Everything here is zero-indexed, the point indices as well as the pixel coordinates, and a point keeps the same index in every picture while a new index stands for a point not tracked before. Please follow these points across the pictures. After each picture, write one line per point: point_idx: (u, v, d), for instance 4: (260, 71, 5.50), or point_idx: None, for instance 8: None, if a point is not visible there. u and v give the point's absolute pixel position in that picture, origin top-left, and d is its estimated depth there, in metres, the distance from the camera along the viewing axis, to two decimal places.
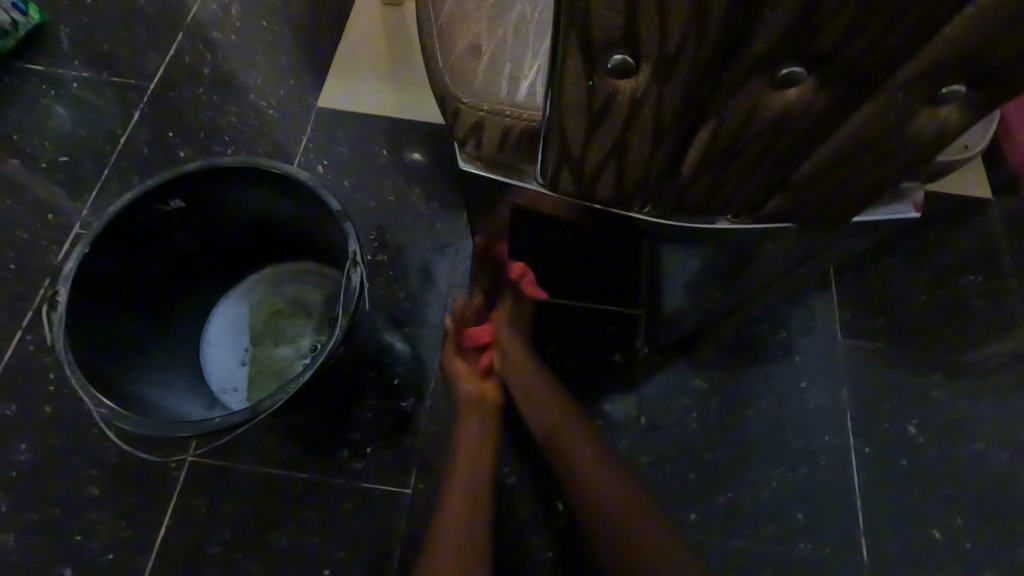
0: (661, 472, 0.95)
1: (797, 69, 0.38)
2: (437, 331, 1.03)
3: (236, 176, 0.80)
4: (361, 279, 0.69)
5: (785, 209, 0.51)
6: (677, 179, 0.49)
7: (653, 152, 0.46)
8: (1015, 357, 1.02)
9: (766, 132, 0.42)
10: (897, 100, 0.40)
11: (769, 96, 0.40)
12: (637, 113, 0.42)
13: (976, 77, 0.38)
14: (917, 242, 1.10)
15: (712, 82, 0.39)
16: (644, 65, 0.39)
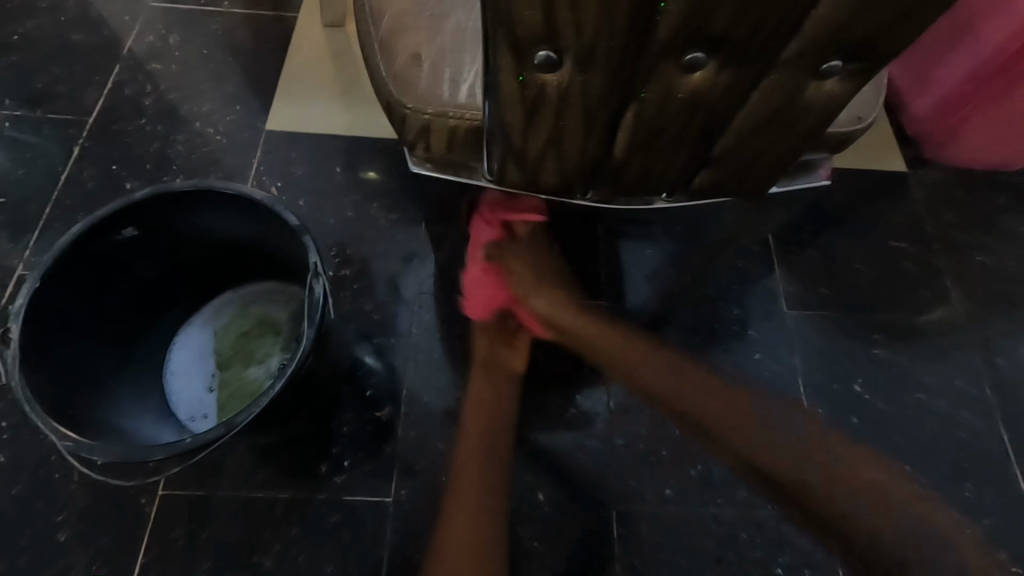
0: (635, 452, 0.99)
1: (699, 54, 0.42)
2: (406, 340, 1.04)
3: (191, 200, 0.81)
4: (325, 289, 0.70)
5: (711, 183, 0.56)
6: (612, 163, 0.53)
7: (585, 139, 0.50)
8: (941, 312, 1.11)
9: (680, 113, 0.47)
10: (790, 77, 0.45)
11: (678, 80, 0.44)
12: (566, 104, 0.46)
13: (851, 53, 0.43)
14: (846, 215, 1.19)
15: (628, 72, 0.44)
16: (566, 59, 0.43)
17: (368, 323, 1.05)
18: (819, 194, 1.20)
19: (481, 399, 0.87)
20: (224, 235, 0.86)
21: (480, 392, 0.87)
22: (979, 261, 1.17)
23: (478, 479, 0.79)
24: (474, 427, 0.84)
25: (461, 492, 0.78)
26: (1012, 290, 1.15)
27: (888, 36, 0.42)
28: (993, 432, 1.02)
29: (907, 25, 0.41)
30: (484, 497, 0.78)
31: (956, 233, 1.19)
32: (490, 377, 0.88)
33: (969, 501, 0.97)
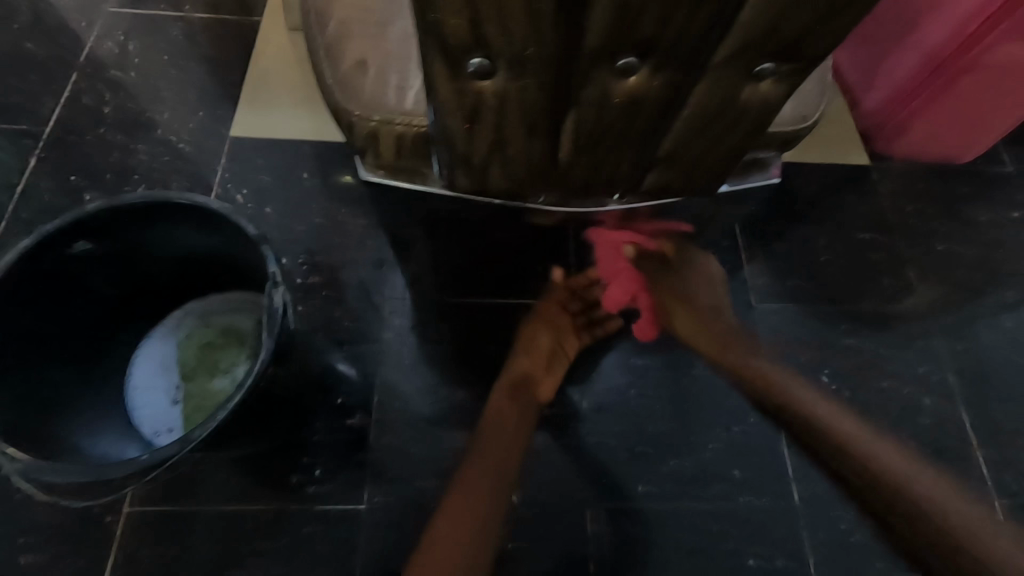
0: (609, 449, 0.99)
1: (632, 60, 0.42)
2: (378, 346, 1.03)
3: (149, 213, 0.79)
4: (284, 299, 0.69)
5: (660, 183, 0.56)
6: (559, 166, 0.53)
7: (529, 142, 0.50)
8: (904, 301, 1.14)
9: (621, 116, 0.47)
10: (724, 81, 0.45)
11: (614, 83, 0.44)
12: (506, 109, 0.47)
13: (782, 55, 0.44)
14: (812, 209, 1.21)
15: (565, 77, 0.44)
16: (499, 66, 0.43)
17: (339, 330, 1.04)
18: (786, 189, 1.22)
19: (500, 409, 0.83)
20: (185, 245, 0.85)
21: (497, 407, 0.84)
22: (940, 250, 1.20)
23: (485, 482, 0.73)
24: (482, 433, 0.79)
25: (461, 492, 0.72)
26: (972, 277, 1.18)
27: (817, 38, 0.42)
28: (954, 416, 1.05)
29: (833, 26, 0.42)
30: (486, 498, 0.72)
31: (917, 222, 1.21)
32: (516, 394, 0.86)
33: None
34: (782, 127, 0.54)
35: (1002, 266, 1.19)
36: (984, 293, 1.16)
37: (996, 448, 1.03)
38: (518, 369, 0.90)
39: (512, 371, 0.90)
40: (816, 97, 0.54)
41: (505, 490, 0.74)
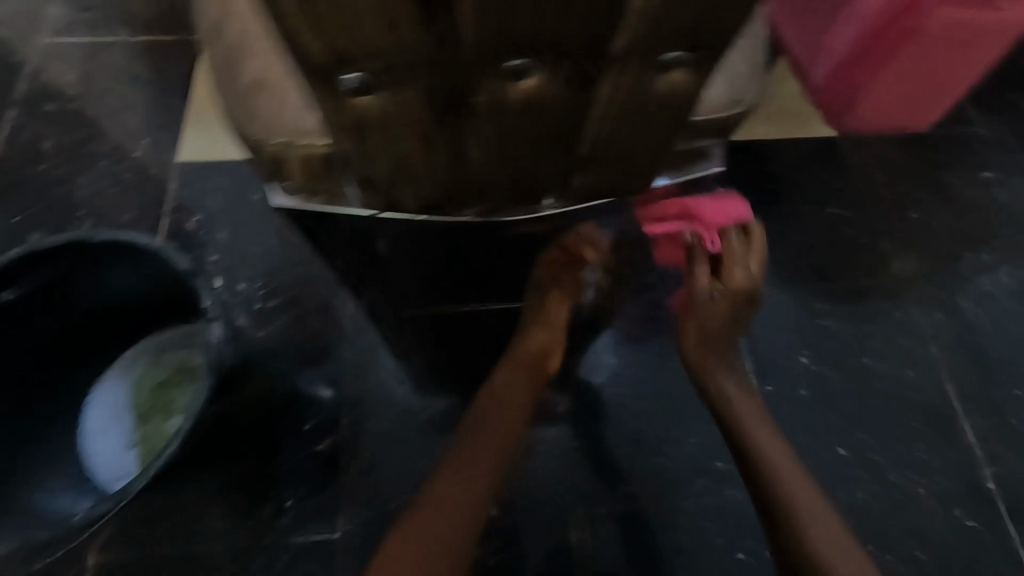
0: (588, 452, 0.97)
1: (519, 63, 0.40)
2: (344, 366, 1.00)
3: (79, 252, 0.76)
4: (222, 335, 0.67)
5: (584, 181, 0.54)
6: (475, 170, 0.52)
7: (437, 151, 0.48)
8: (879, 274, 1.12)
9: (522, 118, 0.45)
10: (623, 77, 0.43)
11: (514, 87, 0.43)
12: (400, 121, 0.45)
13: (692, 40, 0.40)
14: (780, 187, 1.18)
15: (452, 85, 0.42)
16: (380, 79, 0.41)
17: (302, 353, 1.00)
18: (752, 169, 1.19)
19: (509, 388, 0.81)
20: (128, 291, 0.83)
21: (505, 384, 0.82)
22: (913, 218, 1.17)
23: (479, 456, 0.73)
24: (492, 415, 0.78)
25: (452, 466, 0.71)
26: (947, 243, 1.15)
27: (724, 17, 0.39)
28: (937, 388, 1.03)
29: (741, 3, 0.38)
30: (479, 470, 0.71)
31: (887, 191, 1.19)
32: (531, 378, 0.84)
33: (919, 459, 0.98)
34: (709, 115, 0.51)
35: (977, 229, 1.17)
36: (961, 258, 1.14)
37: (981, 416, 1.01)
38: (529, 350, 0.87)
39: (526, 348, 0.88)
40: (747, 81, 0.52)
41: (502, 465, 0.74)
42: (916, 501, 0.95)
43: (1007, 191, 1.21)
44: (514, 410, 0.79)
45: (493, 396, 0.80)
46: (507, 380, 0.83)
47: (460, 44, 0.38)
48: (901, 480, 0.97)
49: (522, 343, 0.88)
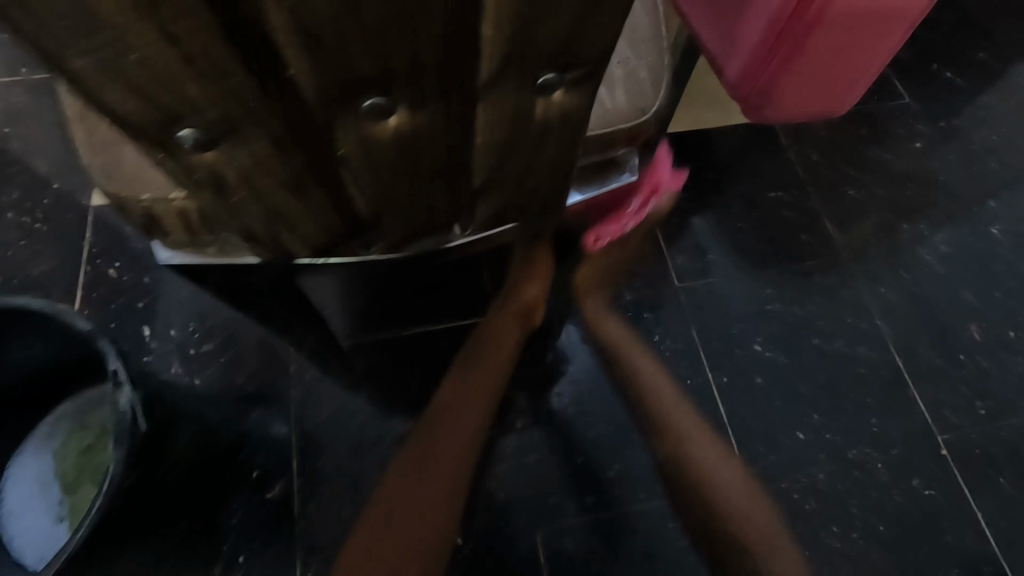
0: (550, 465, 0.95)
1: (378, 99, 0.35)
2: (288, 405, 0.94)
3: None
4: (131, 400, 0.61)
5: (493, 216, 0.49)
6: (366, 217, 0.46)
7: (314, 202, 0.42)
8: (822, 253, 1.13)
9: (401, 159, 0.40)
10: (508, 108, 0.37)
11: (374, 126, 0.37)
12: (257, 179, 0.38)
13: (565, 59, 0.34)
14: (721, 175, 1.18)
15: (308, 131, 0.36)
16: (217, 138, 0.34)
17: (242, 397, 0.94)
18: (693, 159, 1.19)
19: (502, 344, 0.78)
20: (39, 362, 0.78)
21: (494, 336, 0.79)
22: (850, 195, 1.19)
23: (461, 421, 0.69)
24: (481, 369, 0.75)
25: (433, 435, 0.67)
26: (885, 216, 1.17)
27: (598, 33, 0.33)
28: (887, 361, 1.05)
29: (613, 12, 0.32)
30: (458, 440, 0.68)
31: (824, 170, 1.21)
32: (519, 326, 0.82)
33: (875, 433, 0.99)
34: (608, 128, 0.48)
35: (912, 201, 1.19)
36: (899, 230, 1.16)
37: (930, 384, 1.03)
38: (522, 301, 0.82)
39: (518, 302, 0.82)
40: (646, 88, 0.49)
41: (482, 428, 0.71)
42: (875, 476, 0.97)
43: (937, 160, 1.24)
44: (496, 366, 0.75)
45: (483, 348, 0.77)
46: (497, 332, 0.79)
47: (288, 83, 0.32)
48: (860, 457, 0.98)
49: (514, 296, 0.82)
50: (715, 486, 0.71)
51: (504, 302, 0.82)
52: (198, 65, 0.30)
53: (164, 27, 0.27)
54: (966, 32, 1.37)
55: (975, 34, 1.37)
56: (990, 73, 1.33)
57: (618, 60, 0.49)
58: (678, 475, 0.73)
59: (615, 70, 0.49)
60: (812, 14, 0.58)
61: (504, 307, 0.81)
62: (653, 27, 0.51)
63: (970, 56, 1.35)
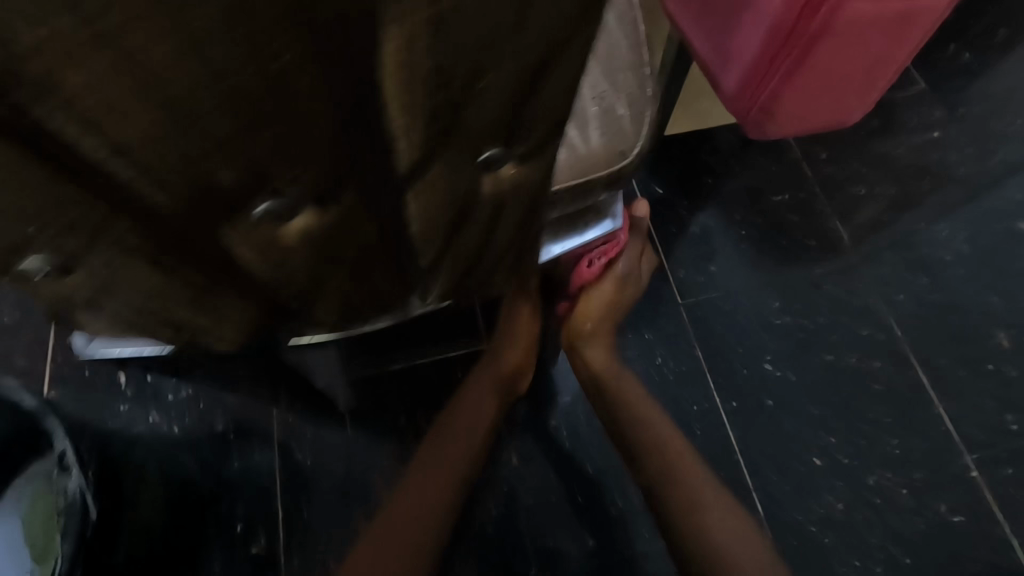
0: (549, 504, 0.89)
1: (272, 204, 0.31)
2: (269, 450, 0.89)
3: None
4: (80, 483, 0.58)
5: (444, 291, 0.46)
6: (295, 310, 0.42)
7: (226, 302, 0.39)
8: (834, 260, 1.05)
9: (316, 255, 0.36)
10: (436, 192, 0.34)
11: (277, 231, 0.33)
12: (149, 292, 0.35)
13: (498, 135, 0.33)
14: (723, 180, 1.11)
15: (196, 244, 0.33)
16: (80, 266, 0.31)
17: (221, 443, 0.88)
18: (691, 163, 1.11)
19: (480, 412, 0.73)
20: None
21: (472, 405, 0.74)
22: (861, 193, 1.11)
23: (429, 510, 0.64)
24: (456, 434, 0.70)
25: (396, 530, 0.61)
26: (901, 215, 1.09)
27: (532, 104, 0.31)
28: (907, 375, 0.98)
29: (539, 91, 0.31)
30: (429, 533, 0.62)
31: (833, 168, 1.12)
32: (499, 399, 0.76)
33: (897, 456, 0.93)
34: (582, 176, 0.42)
35: (930, 197, 1.11)
36: (915, 230, 1.08)
37: (955, 399, 0.96)
38: (503, 371, 0.78)
39: (500, 367, 0.78)
40: (625, 128, 0.42)
41: (451, 517, 0.65)
42: (898, 503, 0.90)
43: (954, 151, 1.15)
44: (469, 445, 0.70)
45: (457, 416, 0.72)
46: (474, 399, 0.75)
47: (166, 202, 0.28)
48: (880, 483, 0.91)
49: (492, 363, 0.78)
50: (701, 524, 0.67)
51: (483, 367, 0.78)
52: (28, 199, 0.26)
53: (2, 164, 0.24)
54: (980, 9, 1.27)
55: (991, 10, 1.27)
56: (1009, 52, 1.24)
57: (592, 95, 0.42)
58: (669, 515, 0.69)
59: (589, 106, 0.42)
60: (817, 24, 0.51)
61: (484, 375, 0.77)
62: (632, 53, 0.44)
63: (988, 34, 1.25)
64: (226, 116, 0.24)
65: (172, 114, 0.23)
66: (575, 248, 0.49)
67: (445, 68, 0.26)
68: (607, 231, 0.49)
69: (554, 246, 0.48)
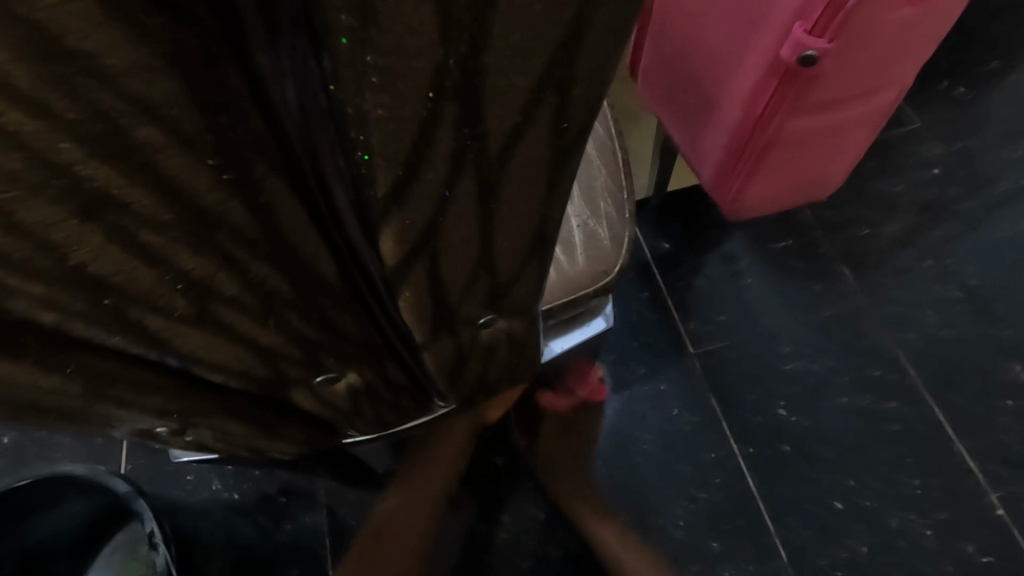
0: (575, 558, 0.92)
1: (329, 371, 0.34)
2: (317, 513, 0.97)
3: (31, 501, 0.76)
4: (166, 557, 0.68)
5: (465, 405, 0.49)
6: (334, 428, 0.43)
7: (270, 434, 0.39)
8: (843, 303, 1.07)
9: (356, 394, 0.38)
10: (456, 335, 0.35)
11: (325, 391, 0.36)
12: (206, 434, 0.36)
13: (486, 306, 0.33)
14: (726, 231, 1.12)
15: (245, 391, 0.33)
16: (137, 417, 0.32)
17: (275, 508, 0.97)
18: (693, 217, 1.12)
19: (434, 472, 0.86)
20: (75, 520, 0.80)
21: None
22: (864, 234, 1.12)
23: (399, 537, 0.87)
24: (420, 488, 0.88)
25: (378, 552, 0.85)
26: (908, 253, 1.10)
27: (534, 263, 0.31)
28: (921, 413, 0.99)
29: (521, 273, 0.32)
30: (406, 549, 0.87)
31: (834, 212, 1.14)
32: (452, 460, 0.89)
33: (919, 497, 0.94)
34: (571, 292, 0.50)
35: (934, 232, 1.12)
36: (922, 268, 1.09)
37: (972, 436, 0.97)
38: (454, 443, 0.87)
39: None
40: (606, 251, 0.51)
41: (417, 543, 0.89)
42: (923, 545, 0.92)
43: (957, 185, 1.17)
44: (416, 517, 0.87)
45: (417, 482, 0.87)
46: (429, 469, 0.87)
47: (242, 380, 0.32)
48: (904, 525, 0.93)
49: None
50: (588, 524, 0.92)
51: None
52: (113, 357, 0.27)
53: (115, 377, 0.28)
54: (973, 44, 1.30)
55: (985, 44, 1.30)
56: (1004, 83, 1.26)
57: (577, 222, 0.51)
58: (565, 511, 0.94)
59: (574, 233, 0.51)
60: (769, 133, 0.58)
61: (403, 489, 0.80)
62: (611, 176, 0.53)
63: (980, 66, 1.28)
64: (285, 308, 0.28)
65: (233, 311, 0.27)
66: (573, 344, 0.57)
67: (465, 220, 0.26)
68: (601, 328, 0.58)
69: (554, 345, 0.56)
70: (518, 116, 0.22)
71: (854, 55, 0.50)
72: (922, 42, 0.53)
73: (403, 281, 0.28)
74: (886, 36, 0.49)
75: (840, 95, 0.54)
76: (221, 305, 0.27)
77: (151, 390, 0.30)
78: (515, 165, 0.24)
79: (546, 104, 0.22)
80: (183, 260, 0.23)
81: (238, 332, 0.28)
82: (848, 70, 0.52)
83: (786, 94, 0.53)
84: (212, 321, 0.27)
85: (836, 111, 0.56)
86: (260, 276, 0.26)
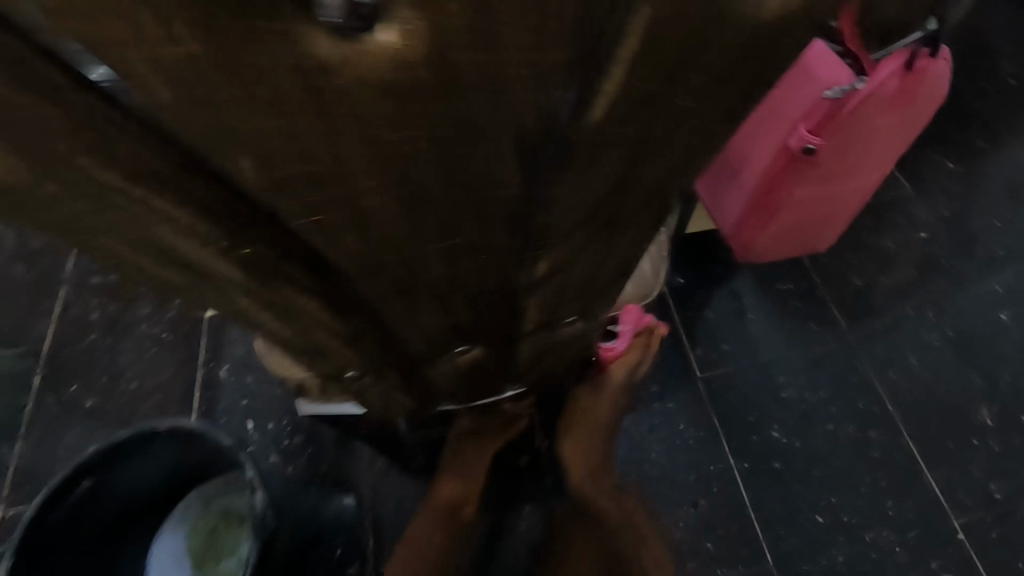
0: None
1: (466, 344, 0.49)
2: (364, 488, 1.11)
3: (140, 446, 0.88)
4: (264, 499, 0.82)
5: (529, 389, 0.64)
6: (437, 393, 0.57)
7: (402, 387, 0.53)
8: (834, 343, 1.21)
9: (469, 366, 0.53)
10: (550, 329, 0.50)
11: (455, 359, 0.51)
12: (367, 379, 0.50)
13: (579, 310, 0.48)
14: (735, 271, 1.27)
15: (413, 353, 0.47)
16: (343, 359, 0.46)
17: (324, 481, 1.11)
18: (706, 256, 1.28)
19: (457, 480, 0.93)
20: (162, 465, 0.93)
21: (422, 526, 0.88)
22: (858, 284, 1.27)
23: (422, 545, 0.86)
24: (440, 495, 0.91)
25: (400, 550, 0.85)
26: (895, 302, 1.25)
27: (614, 284, 0.47)
28: (899, 444, 1.12)
29: (605, 289, 0.47)
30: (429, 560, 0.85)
31: (831, 261, 1.29)
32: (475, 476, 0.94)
33: (892, 516, 1.07)
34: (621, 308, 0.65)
35: (920, 288, 1.27)
36: (907, 317, 1.24)
37: (942, 467, 1.11)
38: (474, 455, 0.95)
39: (438, 497, 0.91)
40: (648, 278, 0.66)
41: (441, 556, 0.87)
42: (894, 559, 1.04)
43: (941, 246, 1.32)
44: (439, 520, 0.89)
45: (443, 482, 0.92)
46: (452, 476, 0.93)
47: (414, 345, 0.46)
48: (878, 541, 1.05)
49: (438, 488, 0.92)
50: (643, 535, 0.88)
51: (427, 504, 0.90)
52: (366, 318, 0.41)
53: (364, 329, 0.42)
54: (962, 122, 1.47)
55: (972, 123, 1.47)
56: (988, 160, 1.43)
57: None
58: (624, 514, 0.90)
59: None
60: (779, 197, 0.73)
61: (454, 466, 0.93)
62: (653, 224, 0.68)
63: (968, 144, 1.45)
64: (475, 304, 0.42)
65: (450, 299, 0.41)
66: None
67: (590, 255, 0.41)
68: None
69: None
70: (644, 204, 0.37)
71: (844, 147, 0.67)
72: (899, 139, 0.70)
73: (543, 288, 0.43)
74: (868, 135, 0.66)
75: (838, 173, 0.71)
76: (445, 297, 0.41)
77: (371, 341, 0.44)
78: (627, 228, 0.39)
79: (658, 199, 0.37)
80: (454, 270, 0.38)
81: (442, 313, 0.42)
82: (840, 158, 0.68)
83: (794, 171, 0.69)
84: (435, 305, 0.41)
85: (830, 185, 0.73)
86: (481, 283, 0.40)
